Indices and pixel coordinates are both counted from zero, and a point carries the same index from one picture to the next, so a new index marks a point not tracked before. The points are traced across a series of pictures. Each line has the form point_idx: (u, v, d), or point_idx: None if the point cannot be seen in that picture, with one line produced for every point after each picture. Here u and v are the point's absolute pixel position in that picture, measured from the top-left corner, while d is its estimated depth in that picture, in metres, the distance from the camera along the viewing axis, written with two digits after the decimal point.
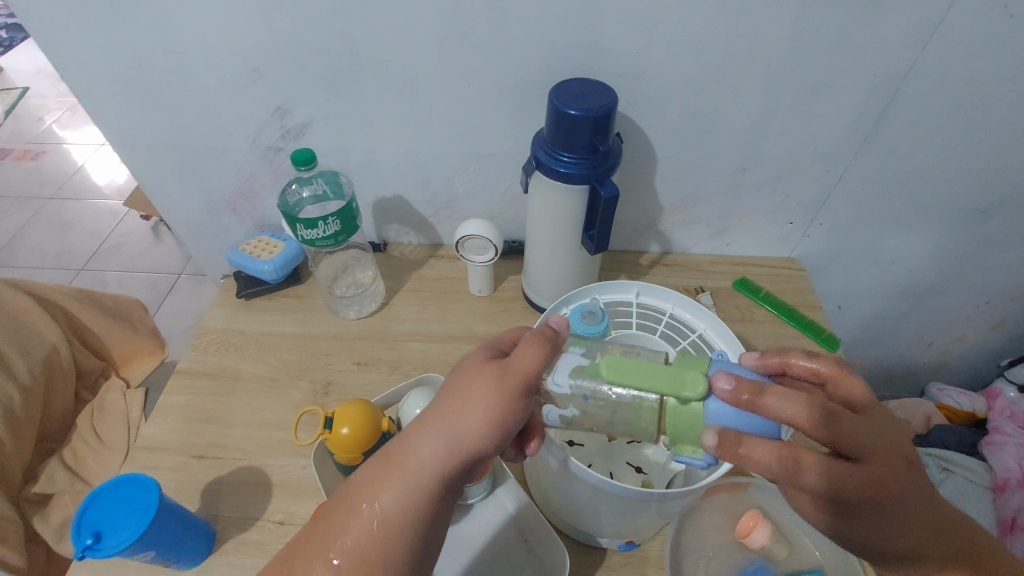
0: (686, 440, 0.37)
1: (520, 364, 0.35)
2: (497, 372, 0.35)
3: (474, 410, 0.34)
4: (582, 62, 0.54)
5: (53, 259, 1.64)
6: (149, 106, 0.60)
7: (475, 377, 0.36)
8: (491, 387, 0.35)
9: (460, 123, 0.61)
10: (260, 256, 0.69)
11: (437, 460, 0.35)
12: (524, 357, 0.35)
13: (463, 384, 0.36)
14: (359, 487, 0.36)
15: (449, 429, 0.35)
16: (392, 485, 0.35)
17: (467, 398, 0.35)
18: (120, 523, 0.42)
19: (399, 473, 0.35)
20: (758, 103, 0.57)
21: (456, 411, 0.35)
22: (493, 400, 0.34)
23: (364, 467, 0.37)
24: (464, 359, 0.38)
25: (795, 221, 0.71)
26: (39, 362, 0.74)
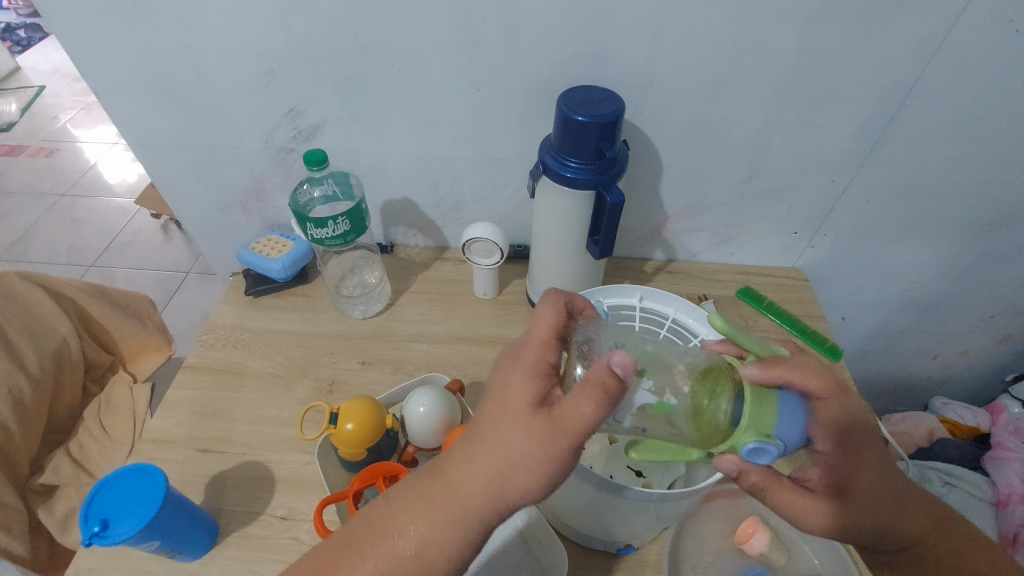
0: (756, 423, 0.36)
1: (577, 418, 0.33)
2: (550, 425, 0.33)
3: (526, 458, 0.33)
4: (590, 70, 0.55)
5: (64, 255, 1.66)
6: (166, 105, 0.62)
7: (527, 425, 0.34)
8: (543, 440, 0.33)
9: (469, 128, 0.62)
10: (270, 254, 0.70)
11: (482, 503, 0.34)
12: (580, 414, 0.33)
13: (513, 430, 0.34)
14: (398, 521, 0.35)
15: (499, 474, 0.34)
16: (434, 524, 0.35)
17: (518, 446, 0.34)
18: (128, 511, 0.42)
19: (446, 514, 0.35)
20: (764, 113, 0.58)
21: (507, 459, 0.34)
22: (544, 454, 0.33)
23: (403, 496, 0.36)
24: (512, 392, 0.36)
25: (800, 232, 0.71)
26: (49, 354, 0.76)
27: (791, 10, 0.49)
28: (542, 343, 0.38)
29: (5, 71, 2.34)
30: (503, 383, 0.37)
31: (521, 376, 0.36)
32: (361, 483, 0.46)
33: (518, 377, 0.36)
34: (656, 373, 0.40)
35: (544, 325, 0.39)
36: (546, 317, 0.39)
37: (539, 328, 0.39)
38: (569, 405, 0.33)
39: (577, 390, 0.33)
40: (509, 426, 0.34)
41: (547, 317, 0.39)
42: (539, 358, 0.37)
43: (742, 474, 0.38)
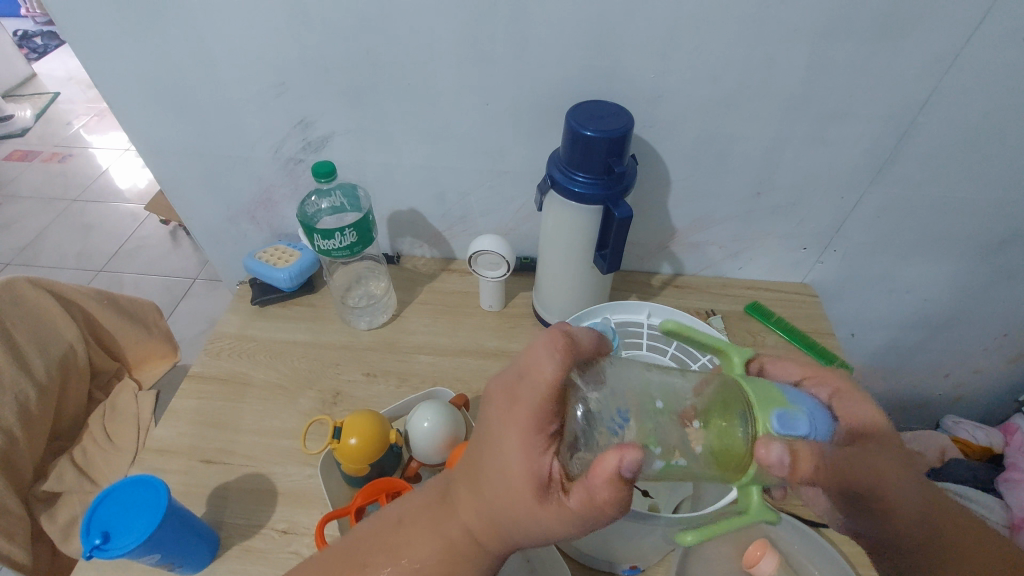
0: (767, 398, 0.35)
1: (588, 511, 0.33)
2: (560, 509, 0.34)
3: (532, 529, 0.35)
4: (599, 85, 0.55)
5: (73, 259, 1.67)
6: (177, 114, 0.62)
7: (529, 504, 0.34)
8: (551, 520, 0.34)
9: (477, 140, 0.62)
10: (277, 264, 0.70)
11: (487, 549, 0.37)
12: (592, 508, 0.33)
13: (521, 508, 0.34)
14: (398, 556, 0.37)
15: (501, 530, 0.36)
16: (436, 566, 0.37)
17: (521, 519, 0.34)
18: (130, 524, 0.42)
19: (447, 559, 0.37)
20: (773, 129, 0.57)
21: (508, 522, 0.35)
22: (550, 530, 0.34)
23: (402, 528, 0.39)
24: (517, 467, 0.34)
25: (809, 247, 0.71)
26: (56, 361, 0.76)
27: (801, 28, 0.49)
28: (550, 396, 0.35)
29: (22, 78, 2.38)
30: (502, 445, 0.35)
31: (518, 444, 0.34)
32: (363, 500, 0.46)
33: (524, 446, 0.34)
34: (648, 429, 0.35)
35: (545, 378, 0.34)
36: (550, 374, 0.34)
37: (540, 376, 0.35)
38: (580, 493, 0.33)
39: (589, 489, 0.32)
40: (509, 495, 0.34)
41: (551, 369, 0.34)
42: (540, 424, 0.34)
43: (796, 463, 0.32)
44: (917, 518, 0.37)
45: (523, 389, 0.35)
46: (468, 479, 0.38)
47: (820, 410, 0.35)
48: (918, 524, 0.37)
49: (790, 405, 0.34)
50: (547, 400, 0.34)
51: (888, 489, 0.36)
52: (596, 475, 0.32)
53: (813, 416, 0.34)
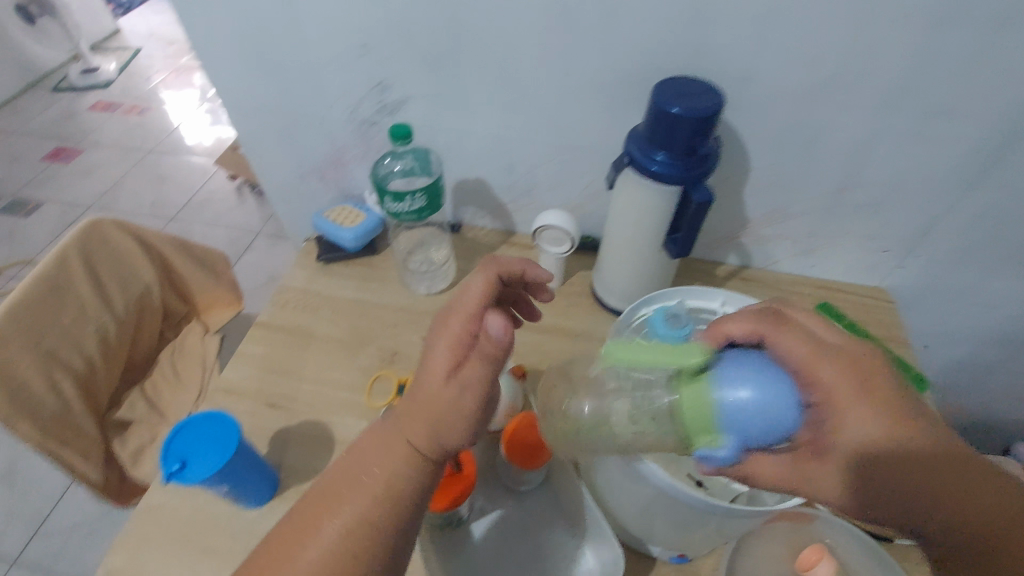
0: (702, 430, 0.32)
1: (478, 372, 0.33)
2: (460, 383, 0.33)
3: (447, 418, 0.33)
4: (686, 63, 0.53)
5: (147, 207, 1.77)
6: (262, 71, 0.64)
7: (438, 391, 0.33)
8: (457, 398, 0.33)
9: (551, 113, 0.61)
10: (343, 223, 0.72)
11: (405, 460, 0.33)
12: (477, 370, 0.33)
13: (433, 399, 0.33)
14: (333, 489, 0.33)
15: (438, 438, 0.33)
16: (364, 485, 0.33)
17: (453, 407, 0.33)
18: (203, 454, 0.44)
19: (402, 484, 0.33)
20: (870, 120, 0.53)
21: (443, 418, 0.33)
22: (457, 413, 0.33)
23: (349, 464, 0.34)
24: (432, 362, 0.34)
25: (891, 250, 0.66)
26: (134, 299, 0.80)
27: (917, 12, 0.45)
28: (466, 308, 0.36)
29: (108, 32, 2.50)
30: (430, 350, 0.35)
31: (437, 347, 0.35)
32: None
33: (437, 347, 0.35)
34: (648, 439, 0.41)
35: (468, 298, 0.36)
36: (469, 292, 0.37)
37: (469, 292, 0.37)
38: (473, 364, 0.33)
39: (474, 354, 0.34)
40: (422, 391, 0.34)
41: (478, 285, 0.37)
42: (463, 320, 0.35)
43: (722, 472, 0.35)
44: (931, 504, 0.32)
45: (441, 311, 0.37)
46: (405, 397, 0.35)
47: (764, 428, 0.31)
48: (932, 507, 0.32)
49: (717, 441, 0.32)
50: (476, 305, 0.36)
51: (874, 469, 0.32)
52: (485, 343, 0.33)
53: (747, 441, 0.31)
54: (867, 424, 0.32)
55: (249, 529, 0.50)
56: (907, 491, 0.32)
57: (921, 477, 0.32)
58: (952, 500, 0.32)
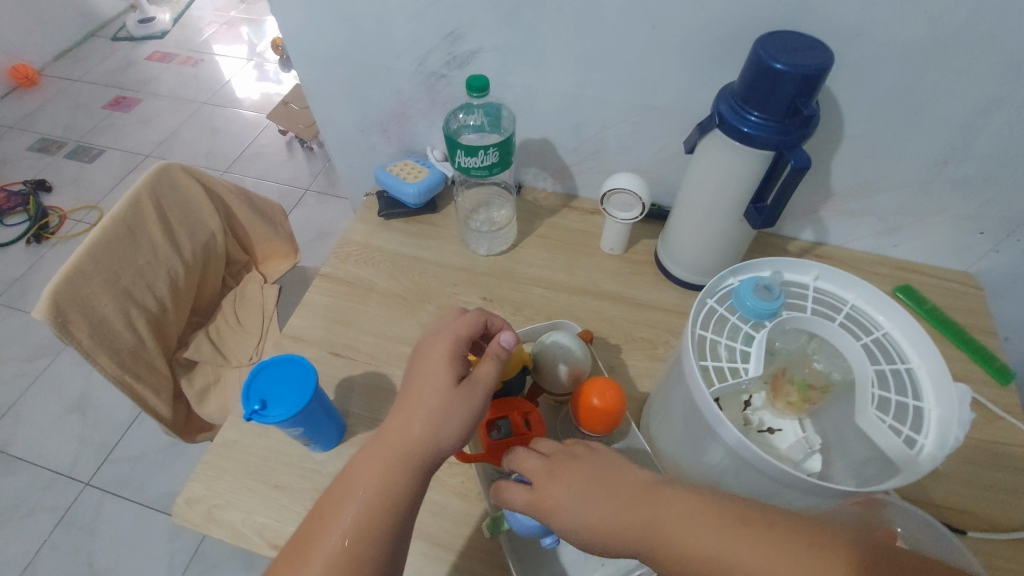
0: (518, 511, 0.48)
1: (486, 377, 0.41)
2: (466, 388, 0.40)
3: (456, 416, 0.40)
4: (788, 16, 0.49)
5: (202, 158, 1.81)
6: (334, 17, 0.63)
7: (447, 394, 0.40)
8: (464, 399, 0.40)
9: (631, 69, 0.58)
10: (406, 179, 0.71)
11: (418, 450, 0.39)
12: (486, 372, 0.41)
13: (444, 402, 0.40)
14: (355, 479, 0.39)
15: (436, 443, 0.39)
16: (380, 474, 0.38)
17: (451, 416, 0.40)
18: (281, 397, 0.45)
19: (400, 486, 0.38)
20: (991, 86, 0.49)
21: (442, 426, 0.39)
22: (465, 411, 0.40)
23: (349, 475, 0.39)
24: (435, 371, 0.41)
25: (988, 232, 0.62)
26: (200, 245, 0.83)
27: None
28: (457, 333, 0.43)
29: None
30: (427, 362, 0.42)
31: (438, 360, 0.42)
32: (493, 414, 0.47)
33: (438, 360, 0.42)
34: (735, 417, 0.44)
35: (460, 325, 0.44)
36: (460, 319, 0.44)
37: (451, 327, 0.44)
38: (480, 370, 0.41)
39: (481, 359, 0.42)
40: (431, 394, 0.40)
41: (463, 320, 0.44)
42: (452, 349, 0.42)
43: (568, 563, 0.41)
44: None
45: (435, 332, 0.44)
46: (407, 401, 0.41)
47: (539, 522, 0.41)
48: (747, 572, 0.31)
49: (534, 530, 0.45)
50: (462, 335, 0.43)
51: (679, 552, 0.33)
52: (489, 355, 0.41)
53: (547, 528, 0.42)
54: (574, 505, 0.37)
55: (317, 470, 0.51)
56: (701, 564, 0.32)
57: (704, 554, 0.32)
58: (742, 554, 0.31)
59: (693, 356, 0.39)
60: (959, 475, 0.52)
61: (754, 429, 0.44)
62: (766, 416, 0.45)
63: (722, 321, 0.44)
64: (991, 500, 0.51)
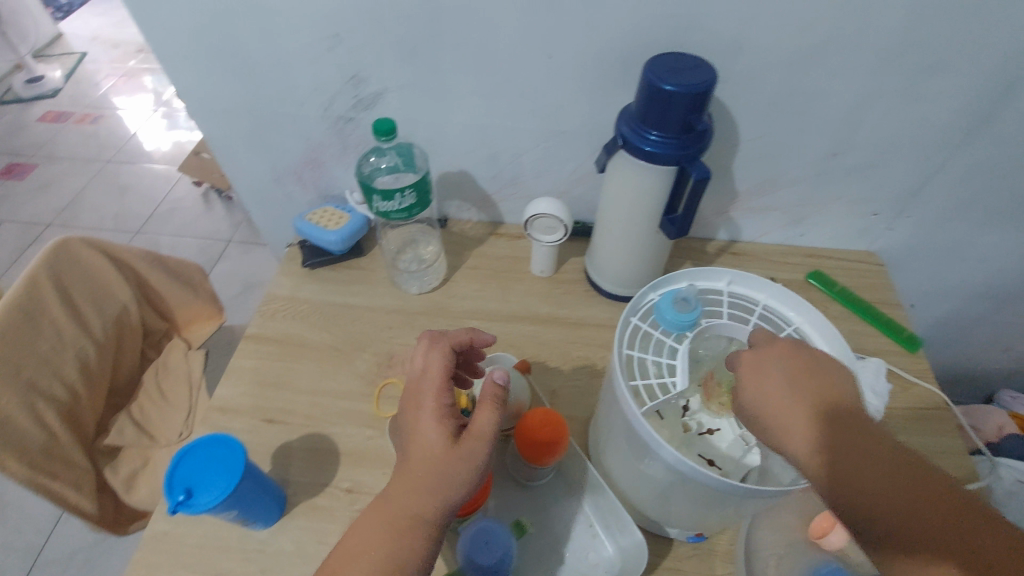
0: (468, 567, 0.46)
1: (484, 423, 0.39)
2: (464, 439, 0.38)
3: (458, 470, 0.38)
4: (673, 37, 0.52)
5: (111, 221, 1.69)
6: (228, 70, 0.61)
7: (445, 449, 0.38)
8: (464, 451, 0.38)
9: (536, 98, 0.59)
10: (326, 226, 0.69)
11: (425, 511, 0.37)
12: (483, 418, 0.39)
13: (443, 457, 0.38)
14: (360, 544, 0.36)
15: (442, 501, 0.37)
16: (385, 538, 0.36)
17: (453, 474, 0.37)
18: (209, 481, 0.42)
19: (408, 551, 0.36)
20: (861, 84, 0.53)
21: (445, 482, 0.37)
22: (468, 464, 0.38)
23: (355, 542, 0.36)
24: (427, 425, 0.39)
25: (880, 213, 0.67)
26: (111, 320, 0.77)
27: None
28: (442, 380, 0.41)
29: (49, 37, 2.35)
30: (419, 415, 0.40)
31: (430, 411, 0.40)
32: None
33: (429, 413, 0.40)
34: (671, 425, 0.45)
35: (441, 370, 0.42)
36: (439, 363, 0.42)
37: (430, 376, 0.42)
38: (476, 417, 0.39)
39: (477, 405, 0.40)
40: (427, 451, 0.38)
41: (438, 365, 0.42)
42: (439, 402, 0.40)
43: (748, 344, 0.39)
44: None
45: (418, 382, 0.42)
46: (404, 459, 0.39)
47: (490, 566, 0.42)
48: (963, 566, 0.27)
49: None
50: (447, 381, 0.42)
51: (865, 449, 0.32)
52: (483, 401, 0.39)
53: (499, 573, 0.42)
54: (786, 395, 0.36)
55: (260, 550, 0.48)
56: (893, 523, 0.30)
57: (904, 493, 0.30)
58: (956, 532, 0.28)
59: (622, 376, 0.40)
60: None
61: (695, 434, 0.45)
62: (705, 418, 0.45)
63: (648, 336, 0.45)
64: None
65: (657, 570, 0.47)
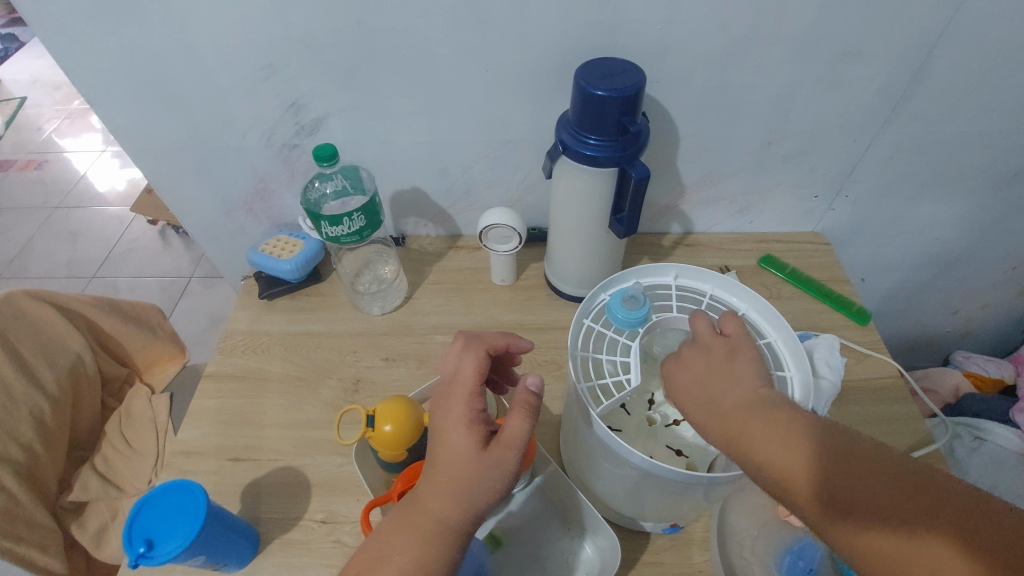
0: None
1: (516, 432, 0.37)
2: (495, 447, 0.37)
3: (488, 479, 0.36)
4: (603, 42, 0.53)
5: (64, 268, 1.64)
6: (163, 107, 0.59)
7: (477, 456, 0.36)
8: (495, 459, 0.36)
9: (478, 111, 0.60)
10: (281, 255, 0.68)
11: (454, 516, 0.35)
12: (515, 426, 0.37)
13: (473, 464, 0.36)
14: (387, 548, 0.35)
15: (472, 509, 0.36)
16: (413, 543, 0.35)
17: (482, 481, 0.36)
18: (172, 530, 0.41)
19: (435, 557, 0.34)
20: (785, 75, 0.55)
21: (475, 491, 0.36)
22: (499, 473, 0.36)
23: (380, 543, 0.35)
24: (458, 429, 0.38)
25: (820, 195, 0.69)
26: (65, 372, 0.74)
27: None
28: (473, 382, 0.40)
29: None
30: (449, 419, 0.38)
31: (461, 415, 0.38)
32: (405, 483, 0.44)
33: (460, 414, 0.38)
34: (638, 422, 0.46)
35: (473, 371, 0.40)
36: (471, 365, 0.40)
37: (463, 377, 0.40)
38: (508, 424, 0.37)
39: (508, 411, 0.38)
40: (459, 457, 0.36)
41: (471, 365, 0.40)
42: (471, 405, 0.39)
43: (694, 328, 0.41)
44: (926, 550, 0.26)
45: (449, 384, 0.40)
46: (434, 463, 0.37)
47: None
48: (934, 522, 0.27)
49: None
50: (480, 384, 0.40)
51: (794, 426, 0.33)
52: (514, 407, 0.38)
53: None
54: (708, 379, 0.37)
55: None
56: (852, 495, 0.29)
57: (856, 459, 0.30)
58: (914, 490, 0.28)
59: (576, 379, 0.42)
60: (845, 417, 0.58)
61: (660, 427, 0.46)
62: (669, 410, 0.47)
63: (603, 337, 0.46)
64: (874, 432, 0.56)
65: (636, 565, 0.48)
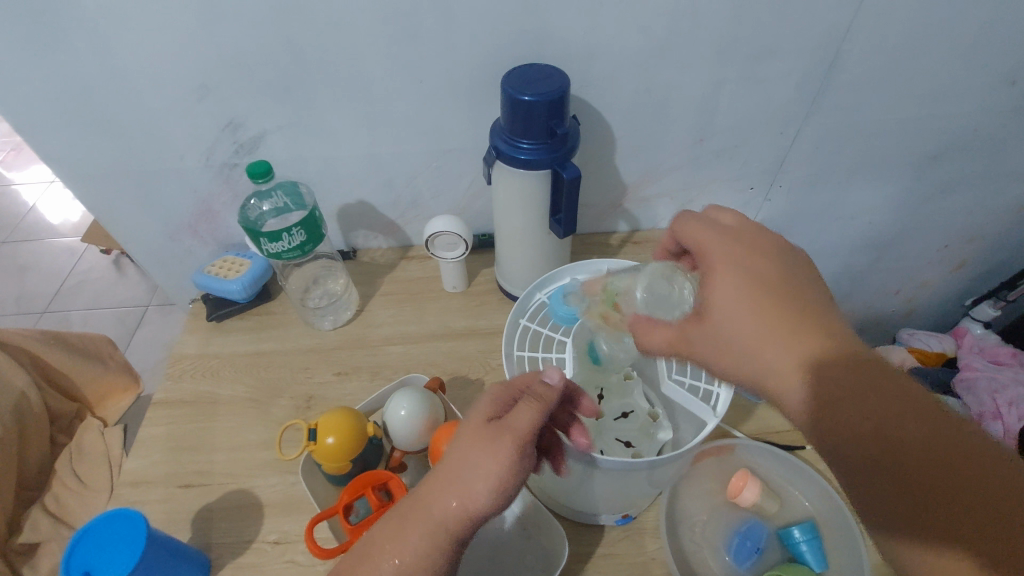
0: None
1: (520, 422, 0.37)
2: (495, 434, 0.36)
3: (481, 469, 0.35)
4: (531, 49, 0.54)
5: (13, 304, 1.58)
6: (95, 133, 0.58)
7: (476, 443, 0.36)
8: (492, 447, 0.36)
9: (415, 121, 0.60)
10: (227, 276, 0.68)
11: (445, 508, 0.36)
12: (521, 416, 0.37)
13: (469, 450, 0.36)
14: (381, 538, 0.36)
15: (460, 501, 0.35)
16: (405, 531, 0.36)
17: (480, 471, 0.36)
18: (111, 560, 0.41)
19: (423, 545, 0.35)
20: (709, 73, 0.57)
21: (468, 481, 0.35)
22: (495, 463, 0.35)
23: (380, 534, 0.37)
24: (471, 420, 0.39)
25: (756, 186, 0.72)
26: (8, 410, 0.72)
27: None
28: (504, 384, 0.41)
29: None
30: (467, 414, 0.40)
31: (479, 407, 0.39)
32: (350, 496, 0.45)
33: (478, 408, 0.39)
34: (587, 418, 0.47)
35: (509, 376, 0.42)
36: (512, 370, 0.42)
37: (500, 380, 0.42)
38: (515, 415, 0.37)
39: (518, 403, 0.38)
40: (460, 446, 0.37)
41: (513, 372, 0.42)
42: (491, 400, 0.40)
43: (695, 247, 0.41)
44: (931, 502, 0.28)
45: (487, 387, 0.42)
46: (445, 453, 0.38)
47: None
48: (949, 503, 0.27)
49: None
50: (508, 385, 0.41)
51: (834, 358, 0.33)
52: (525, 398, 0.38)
53: None
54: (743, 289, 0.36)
55: None
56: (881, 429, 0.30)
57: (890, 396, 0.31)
58: (948, 467, 0.28)
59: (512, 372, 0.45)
60: None
61: (608, 420, 0.47)
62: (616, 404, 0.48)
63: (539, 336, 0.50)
64: None
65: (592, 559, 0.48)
